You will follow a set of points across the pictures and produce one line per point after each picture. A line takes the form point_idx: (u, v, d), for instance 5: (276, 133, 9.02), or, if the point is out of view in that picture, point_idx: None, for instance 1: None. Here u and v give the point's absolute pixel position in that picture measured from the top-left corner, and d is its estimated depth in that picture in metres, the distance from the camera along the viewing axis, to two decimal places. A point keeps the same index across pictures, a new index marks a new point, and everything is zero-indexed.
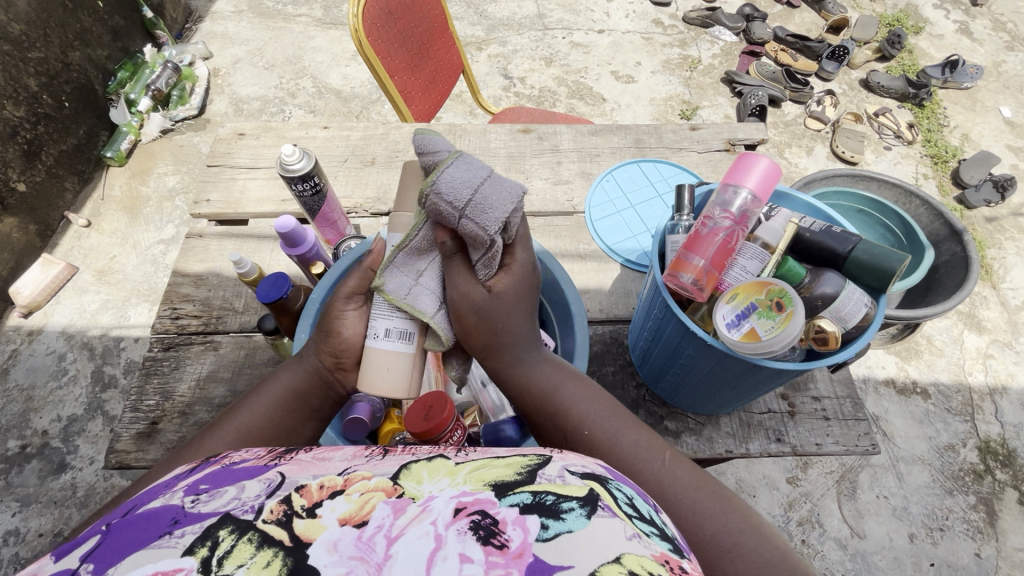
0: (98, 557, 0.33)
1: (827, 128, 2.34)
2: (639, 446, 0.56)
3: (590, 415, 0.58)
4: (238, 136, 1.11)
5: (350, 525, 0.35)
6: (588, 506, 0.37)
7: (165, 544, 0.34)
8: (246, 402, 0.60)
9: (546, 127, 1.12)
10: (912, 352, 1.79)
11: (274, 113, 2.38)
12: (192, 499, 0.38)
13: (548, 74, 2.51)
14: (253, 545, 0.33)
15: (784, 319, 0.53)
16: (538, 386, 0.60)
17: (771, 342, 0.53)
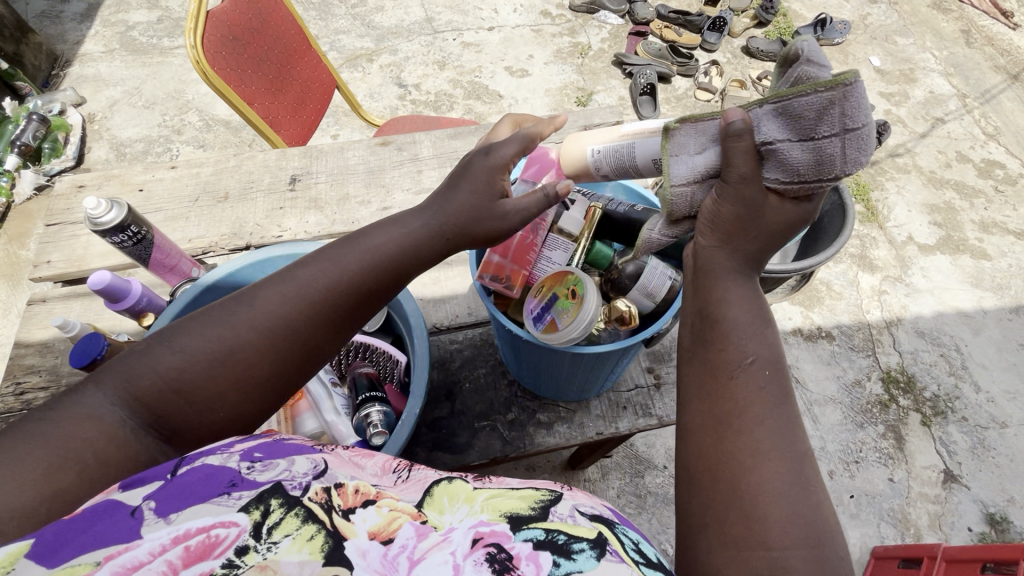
0: (160, 500, 0.41)
1: (715, 97, 2.43)
2: (786, 395, 0.54)
3: (768, 360, 0.54)
4: (78, 189, 1.04)
5: (377, 540, 0.42)
6: (598, 548, 0.45)
7: (224, 502, 0.42)
8: (336, 256, 0.59)
9: (405, 137, 1.11)
10: (814, 299, 1.89)
11: (160, 153, 2.27)
12: (249, 465, 0.46)
13: (442, 78, 2.50)
14: (298, 519, 0.42)
15: (576, 307, 0.54)
16: (735, 308, 0.55)
17: (568, 331, 0.54)
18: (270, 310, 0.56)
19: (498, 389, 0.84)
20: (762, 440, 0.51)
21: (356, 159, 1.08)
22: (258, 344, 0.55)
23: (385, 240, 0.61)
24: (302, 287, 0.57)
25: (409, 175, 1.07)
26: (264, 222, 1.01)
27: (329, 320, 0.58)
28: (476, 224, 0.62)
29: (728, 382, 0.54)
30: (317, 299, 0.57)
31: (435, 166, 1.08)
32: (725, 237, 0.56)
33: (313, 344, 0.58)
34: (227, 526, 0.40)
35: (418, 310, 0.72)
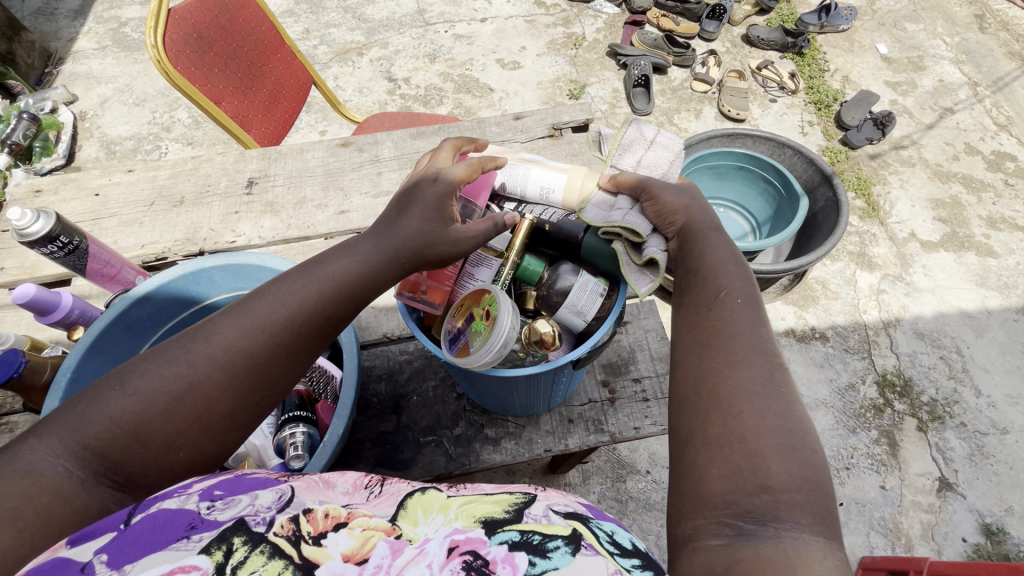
0: (112, 552, 0.39)
1: (712, 88, 2.35)
2: (761, 320, 0.54)
3: (742, 289, 0.56)
4: (35, 194, 1.03)
5: (352, 562, 0.40)
6: (573, 544, 0.43)
7: (182, 547, 0.40)
8: (276, 285, 0.57)
9: (367, 138, 1.08)
10: (808, 299, 1.83)
11: (150, 151, 2.27)
12: (207, 506, 0.44)
13: (432, 71, 2.45)
14: (264, 556, 0.40)
15: (489, 329, 0.54)
16: (712, 255, 0.61)
17: (478, 356, 0.53)
18: (229, 343, 0.53)
19: (447, 402, 0.81)
20: (739, 350, 0.51)
21: (314, 160, 1.06)
22: (217, 381, 0.52)
23: (347, 264, 0.60)
24: (261, 316, 0.55)
25: (368, 177, 1.03)
26: (219, 227, 0.99)
27: (294, 349, 0.56)
28: (429, 248, 0.63)
29: (709, 310, 0.56)
30: (279, 328, 0.55)
31: (395, 168, 1.05)
32: (689, 214, 0.65)
33: (280, 374, 0.56)
34: (189, 569, 0.38)
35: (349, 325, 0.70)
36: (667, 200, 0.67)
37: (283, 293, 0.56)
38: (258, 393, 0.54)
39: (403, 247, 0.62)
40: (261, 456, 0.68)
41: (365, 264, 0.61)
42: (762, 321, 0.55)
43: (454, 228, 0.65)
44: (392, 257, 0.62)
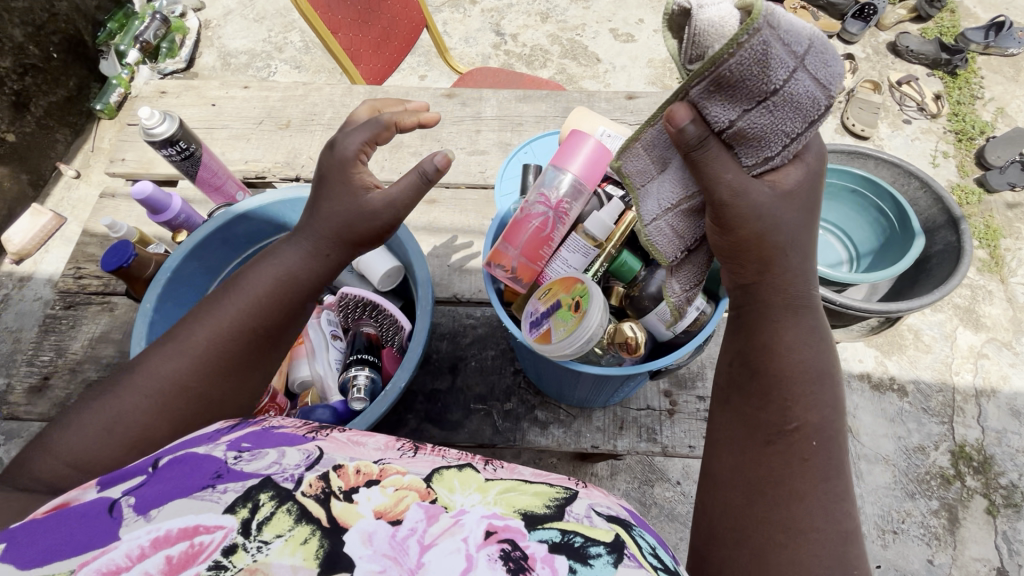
0: (139, 497, 0.39)
1: (840, 97, 2.13)
2: (840, 469, 0.51)
3: (821, 427, 0.52)
4: (160, 94, 1.09)
5: (384, 520, 0.38)
6: (615, 553, 0.39)
7: (206, 497, 0.38)
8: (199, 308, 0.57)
9: (472, 92, 1.06)
10: (895, 346, 1.67)
11: (260, 68, 2.36)
12: (235, 456, 0.42)
13: (542, 32, 2.37)
14: (291, 517, 0.37)
15: (576, 322, 0.52)
16: (797, 367, 0.53)
17: (562, 345, 0.51)
18: (167, 373, 0.54)
19: (503, 374, 0.81)
20: (803, 513, 0.48)
21: None
22: (146, 412, 0.52)
23: (269, 276, 0.59)
24: (186, 341, 0.56)
25: (467, 133, 1.02)
26: (317, 157, 1.01)
27: (236, 361, 0.57)
28: (352, 229, 0.60)
29: (767, 445, 0.52)
30: (212, 348, 0.56)
31: (495, 128, 1.02)
32: (766, 276, 0.56)
33: (231, 385, 0.57)
34: (213, 530, 0.36)
35: (428, 281, 0.68)
36: (745, 235, 0.54)
37: (212, 318, 0.57)
38: (188, 411, 0.54)
39: (318, 241, 0.60)
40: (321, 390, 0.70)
41: (296, 272, 0.60)
42: (840, 467, 0.51)
43: (370, 197, 0.61)
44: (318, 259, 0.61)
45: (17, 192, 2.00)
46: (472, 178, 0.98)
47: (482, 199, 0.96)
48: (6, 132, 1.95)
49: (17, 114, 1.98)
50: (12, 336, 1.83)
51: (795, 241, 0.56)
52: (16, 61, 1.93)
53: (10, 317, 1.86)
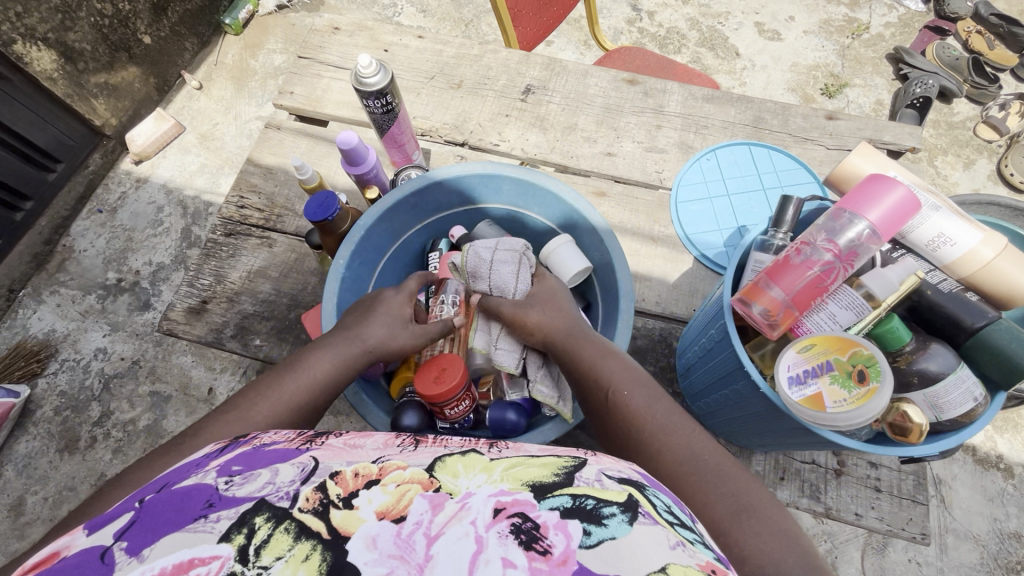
0: (131, 535, 0.33)
1: (1000, 140, 1.93)
2: (658, 393, 0.54)
3: (620, 379, 0.56)
4: (333, 31, 1.07)
5: (387, 520, 0.34)
6: (629, 512, 0.36)
7: (200, 528, 0.33)
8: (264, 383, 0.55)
9: (656, 82, 0.99)
10: (1009, 423, 1.55)
11: (386, 6, 2.31)
12: (226, 481, 0.37)
13: (682, 13, 2.19)
14: (289, 537, 0.33)
15: (862, 395, 0.44)
16: (584, 356, 0.60)
17: (837, 417, 0.44)
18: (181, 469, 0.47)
19: None
20: (663, 447, 0.50)
21: (596, 89, 0.99)
22: None
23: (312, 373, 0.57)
24: (246, 412, 0.51)
25: (646, 126, 0.95)
26: (486, 125, 0.97)
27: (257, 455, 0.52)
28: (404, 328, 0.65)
29: (606, 424, 0.55)
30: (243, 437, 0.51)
31: (677, 126, 0.95)
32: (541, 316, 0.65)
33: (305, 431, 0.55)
34: (208, 560, 0.31)
35: (631, 293, 0.65)
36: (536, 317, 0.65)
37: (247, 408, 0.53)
38: None
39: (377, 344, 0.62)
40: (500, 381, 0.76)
41: (341, 365, 0.58)
42: (660, 395, 0.54)
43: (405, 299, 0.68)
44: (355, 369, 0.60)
45: (144, 94, 2.04)
46: (646, 176, 0.92)
47: (657, 202, 0.90)
48: (143, 36, 1.96)
49: (154, 18, 1.97)
50: (126, 234, 1.91)
51: (548, 291, 0.68)
52: None
53: (125, 215, 1.94)
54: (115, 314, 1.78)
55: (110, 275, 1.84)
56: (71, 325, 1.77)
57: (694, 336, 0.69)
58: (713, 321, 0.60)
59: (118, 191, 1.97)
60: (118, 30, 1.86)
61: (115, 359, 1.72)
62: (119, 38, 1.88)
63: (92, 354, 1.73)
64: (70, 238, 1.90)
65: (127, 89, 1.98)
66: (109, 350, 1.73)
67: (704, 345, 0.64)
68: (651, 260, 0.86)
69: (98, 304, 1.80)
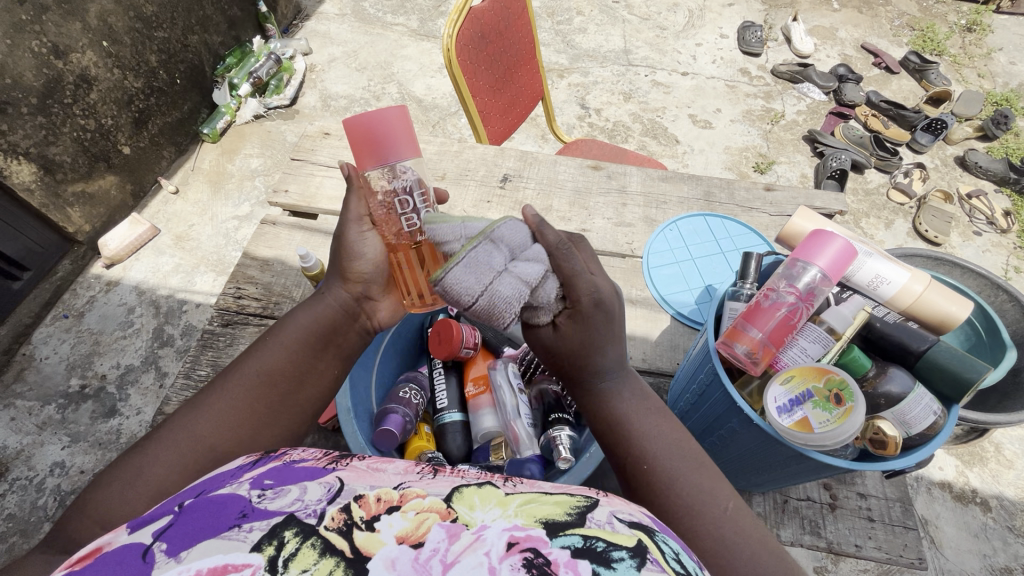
0: (171, 538, 0.35)
1: (911, 202, 2.20)
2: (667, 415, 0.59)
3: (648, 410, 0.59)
4: (323, 135, 1.18)
5: (406, 544, 0.35)
6: (638, 557, 0.36)
7: (234, 536, 0.35)
8: (262, 343, 0.64)
9: (617, 167, 1.12)
10: (976, 457, 1.63)
11: (358, 113, 2.50)
12: (258, 494, 0.39)
13: (624, 109, 2.48)
14: (315, 552, 0.34)
15: (842, 414, 0.51)
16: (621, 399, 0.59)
17: (825, 436, 0.51)
18: (198, 429, 0.56)
19: None
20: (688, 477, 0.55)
21: (565, 174, 1.11)
22: (233, 405, 0.59)
23: (299, 321, 0.66)
24: (242, 372, 0.61)
25: (613, 205, 1.07)
26: (470, 211, 1.06)
27: (258, 413, 0.60)
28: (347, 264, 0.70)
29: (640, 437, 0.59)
30: (240, 399, 0.59)
31: (639, 203, 1.08)
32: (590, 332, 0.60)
33: (302, 377, 0.64)
34: (240, 567, 0.33)
35: None
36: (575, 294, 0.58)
37: (239, 370, 0.62)
38: (265, 403, 0.60)
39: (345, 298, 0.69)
40: (512, 440, 0.74)
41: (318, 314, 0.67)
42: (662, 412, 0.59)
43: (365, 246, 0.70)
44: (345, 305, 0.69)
45: (121, 200, 2.08)
46: (618, 248, 1.02)
47: (630, 268, 0.99)
48: (123, 146, 2.04)
49: (135, 130, 2.07)
50: (93, 337, 1.85)
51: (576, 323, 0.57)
52: (146, 83, 2.06)
53: (93, 319, 1.89)
54: (75, 424, 1.68)
55: (73, 381, 1.76)
56: (26, 439, 1.65)
57: (683, 385, 0.74)
58: (701, 367, 0.65)
59: (86, 295, 1.94)
60: (98, 142, 1.93)
61: (73, 473, 1.59)
62: (99, 150, 1.94)
63: (48, 469, 1.60)
64: (30, 346, 1.83)
65: (104, 197, 2.01)
66: (68, 464, 1.61)
67: (694, 390, 0.69)
68: (633, 320, 0.93)
69: (57, 414, 1.70)
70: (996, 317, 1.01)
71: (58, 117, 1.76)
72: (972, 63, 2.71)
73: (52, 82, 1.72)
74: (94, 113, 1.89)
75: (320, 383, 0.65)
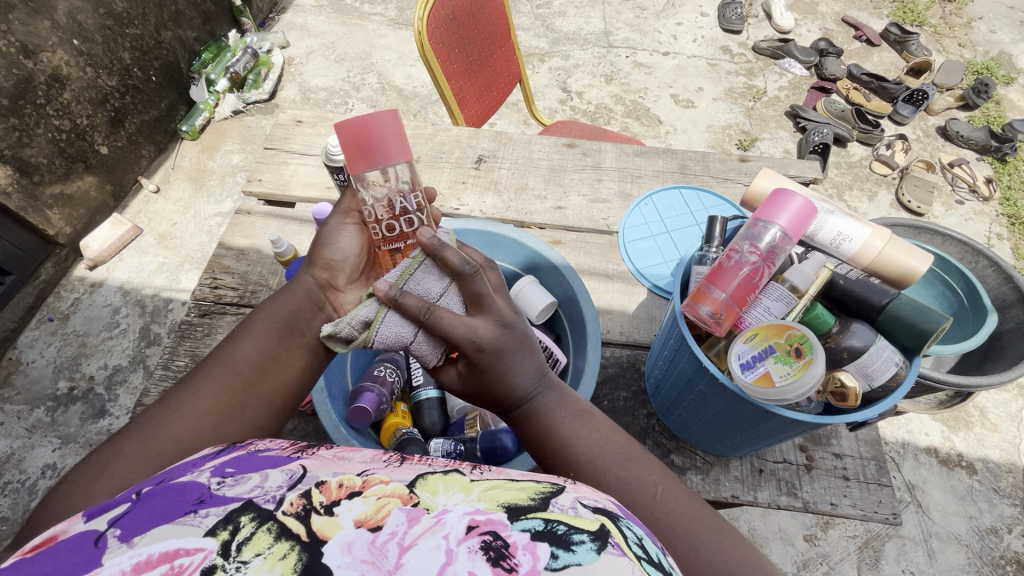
0: (125, 524, 0.35)
1: (894, 173, 2.21)
2: (617, 472, 0.56)
3: (590, 453, 0.57)
4: (296, 123, 1.17)
5: (364, 528, 0.35)
6: (599, 541, 0.36)
7: (189, 521, 0.35)
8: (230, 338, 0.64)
9: (592, 143, 1.12)
10: (961, 422, 1.66)
11: (338, 105, 2.47)
12: (218, 481, 0.39)
13: (606, 91, 2.46)
14: (271, 536, 0.34)
15: (802, 367, 0.52)
16: (544, 425, 0.59)
17: (785, 390, 0.51)
18: (170, 423, 0.56)
19: (635, 417, 0.82)
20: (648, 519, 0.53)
21: (540, 153, 1.10)
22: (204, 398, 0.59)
23: (270, 313, 0.66)
24: (210, 367, 0.61)
25: (588, 181, 1.07)
26: (445, 192, 1.05)
27: (226, 401, 0.59)
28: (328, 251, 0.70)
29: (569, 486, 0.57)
30: (212, 389, 0.59)
31: (615, 179, 1.07)
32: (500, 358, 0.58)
33: (271, 362, 0.63)
34: (192, 552, 0.33)
35: (596, 319, 0.73)
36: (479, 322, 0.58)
37: (212, 361, 0.62)
38: (228, 388, 0.60)
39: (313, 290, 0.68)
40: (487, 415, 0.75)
41: (288, 303, 0.66)
42: (618, 460, 0.57)
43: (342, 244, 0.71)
44: (314, 296, 0.68)
45: (100, 201, 2.05)
46: (595, 224, 1.02)
47: (607, 243, 0.99)
48: (101, 145, 2.01)
49: (112, 129, 2.05)
50: (79, 339, 1.84)
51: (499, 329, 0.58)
52: (121, 81, 2.04)
53: (78, 321, 1.88)
54: (65, 426, 1.68)
55: (61, 384, 1.75)
56: (16, 443, 1.65)
57: (658, 353, 0.75)
58: (671, 334, 0.66)
59: (70, 297, 1.93)
60: (74, 143, 1.90)
61: (65, 475, 1.59)
62: (76, 151, 1.92)
63: (39, 472, 1.60)
64: (16, 350, 1.82)
65: (84, 198, 1.99)
66: (59, 466, 1.61)
67: (666, 358, 0.69)
68: (610, 294, 0.94)
69: (46, 417, 1.69)
70: (975, 282, 1.01)
71: (32, 118, 1.74)
72: (953, 33, 2.71)
73: (23, 82, 1.70)
74: (68, 112, 1.86)
75: (288, 368, 0.64)
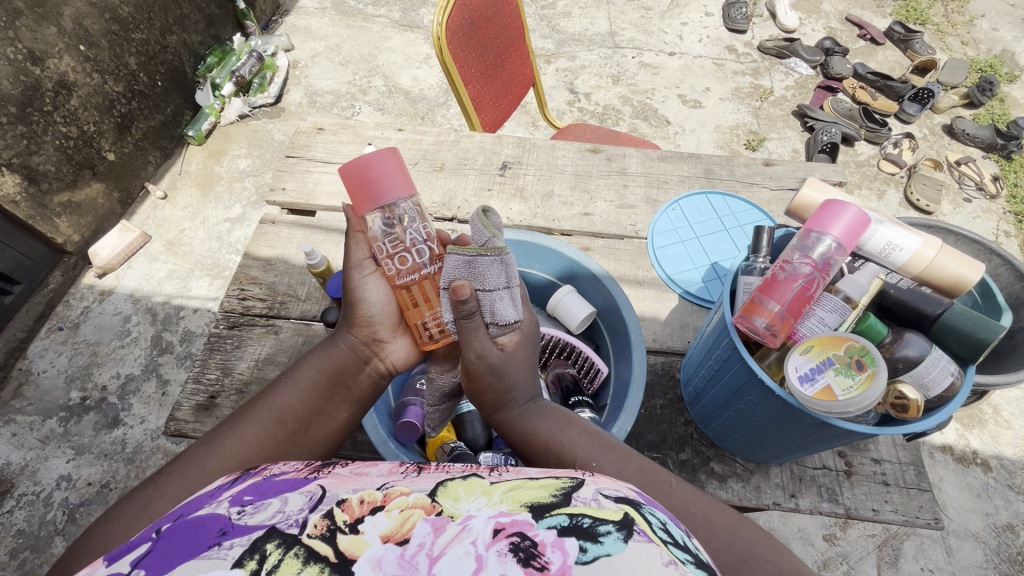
0: (149, 564, 0.34)
1: (902, 172, 2.22)
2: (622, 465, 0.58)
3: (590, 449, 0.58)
4: (318, 131, 1.16)
5: (391, 542, 0.35)
6: (624, 529, 0.36)
7: (214, 554, 0.34)
8: (277, 385, 0.64)
9: (616, 149, 1.11)
10: (975, 420, 1.67)
11: (345, 108, 2.46)
12: (238, 510, 0.38)
13: (613, 92, 2.46)
14: (299, 561, 0.34)
15: (865, 380, 0.52)
16: (540, 434, 0.61)
17: (848, 402, 0.52)
18: (210, 465, 0.55)
19: (673, 424, 0.82)
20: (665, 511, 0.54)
21: (565, 159, 1.10)
22: (250, 444, 0.58)
23: (317, 364, 0.67)
24: (256, 413, 0.61)
25: (614, 187, 1.07)
26: (472, 200, 1.05)
27: (267, 450, 0.58)
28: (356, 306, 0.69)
29: None
30: (258, 436, 0.59)
31: (641, 184, 1.07)
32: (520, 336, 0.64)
33: (315, 416, 0.63)
34: None
35: (639, 328, 0.73)
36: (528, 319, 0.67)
37: (259, 406, 0.61)
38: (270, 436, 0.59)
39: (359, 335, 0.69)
40: None
41: (331, 355, 0.68)
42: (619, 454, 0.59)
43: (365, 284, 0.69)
44: (358, 350, 0.69)
45: (108, 208, 2.04)
46: (622, 229, 1.02)
47: (636, 249, 0.99)
48: (107, 152, 1.99)
49: (119, 135, 2.03)
50: (90, 349, 1.83)
51: (524, 337, 0.64)
52: (127, 87, 2.02)
53: (88, 330, 1.86)
54: (79, 437, 1.66)
55: (73, 394, 1.74)
56: (29, 455, 1.63)
57: (698, 362, 0.75)
58: (718, 343, 0.65)
59: (80, 306, 1.91)
60: (82, 149, 1.89)
61: (81, 485, 1.58)
62: (83, 158, 1.90)
63: (54, 483, 1.59)
64: (26, 360, 1.80)
65: (91, 205, 1.97)
66: (74, 477, 1.60)
67: (711, 367, 0.69)
68: (643, 300, 0.94)
69: (60, 428, 1.68)
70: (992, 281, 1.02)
71: (39, 125, 1.72)
72: (955, 31, 2.72)
73: (31, 89, 1.68)
74: (75, 119, 1.84)
75: (328, 426, 0.64)
